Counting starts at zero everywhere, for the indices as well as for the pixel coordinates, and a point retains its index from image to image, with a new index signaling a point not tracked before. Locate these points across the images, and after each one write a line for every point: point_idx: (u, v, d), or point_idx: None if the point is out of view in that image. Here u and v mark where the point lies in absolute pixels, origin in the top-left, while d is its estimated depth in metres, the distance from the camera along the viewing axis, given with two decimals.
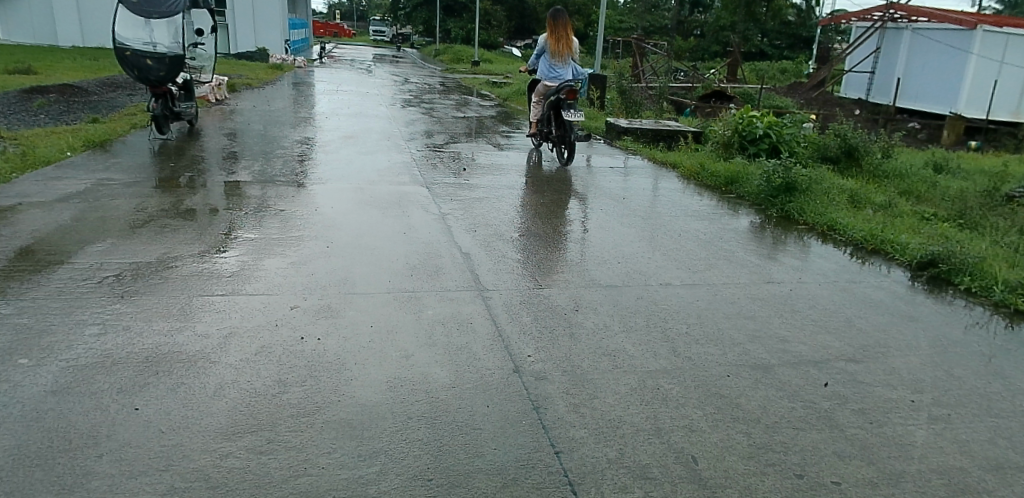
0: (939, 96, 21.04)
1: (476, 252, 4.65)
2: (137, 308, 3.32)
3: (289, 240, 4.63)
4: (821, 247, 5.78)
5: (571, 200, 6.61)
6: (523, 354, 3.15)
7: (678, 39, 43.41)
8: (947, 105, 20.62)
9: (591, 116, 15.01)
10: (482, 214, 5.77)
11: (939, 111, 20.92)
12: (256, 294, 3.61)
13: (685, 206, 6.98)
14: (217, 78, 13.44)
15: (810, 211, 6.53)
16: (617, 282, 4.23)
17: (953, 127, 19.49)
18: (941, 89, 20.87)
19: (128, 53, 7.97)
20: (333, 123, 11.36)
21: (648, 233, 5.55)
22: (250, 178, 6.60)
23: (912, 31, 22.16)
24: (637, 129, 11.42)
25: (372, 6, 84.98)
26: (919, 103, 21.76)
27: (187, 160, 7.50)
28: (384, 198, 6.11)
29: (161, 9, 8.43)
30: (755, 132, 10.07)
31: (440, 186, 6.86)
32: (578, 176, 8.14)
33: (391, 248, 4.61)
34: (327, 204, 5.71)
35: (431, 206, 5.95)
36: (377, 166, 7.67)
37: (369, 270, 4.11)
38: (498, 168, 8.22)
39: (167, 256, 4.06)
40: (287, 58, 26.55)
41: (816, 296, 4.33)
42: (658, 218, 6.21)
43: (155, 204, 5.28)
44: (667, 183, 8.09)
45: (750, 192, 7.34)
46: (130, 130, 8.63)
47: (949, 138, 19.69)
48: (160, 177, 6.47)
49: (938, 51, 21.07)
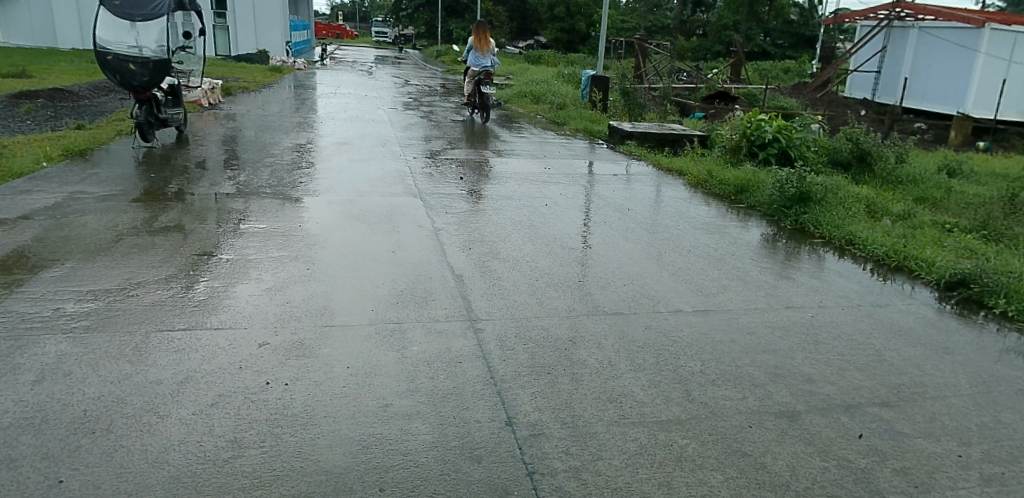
0: (946, 96, 20.65)
1: (468, 273, 4.28)
2: (82, 347, 2.94)
3: (267, 261, 4.26)
4: (838, 262, 5.42)
5: (572, 212, 6.25)
6: (517, 401, 2.77)
7: (680, 40, 43.04)
8: (955, 105, 20.23)
9: (594, 119, 14.66)
10: (478, 228, 5.41)
11: (946, 111, 20.53)
12: (221, 327, 3.23)
13: (694, 217, 6.61)
14: (210, 82, 13.12)
15: (825, 222, 6.17)
16: (622, 307, 3.86)
17: (960, 128, 18.87)
18: (949, 89, 20.47)
19: (109, 57, 7.59)
20: (329, 128, 11.03)
21: (655, 248, 5.19)
22: (234, 190, 6.25)
23: (919, 30, 21.76)
24: (641, 133, 11.06)
25: (374, 7, 84.72)
26: (926, 104, 21.37)
27: (171, 169, 7.15)
28: (374, 211, 5.75)
29: (144, 10, 8.05)
30: (764, 137, 9.70)
31: (434, 197, 6.50)
32: (579, 183, 7.79)
33: (378, 269, 4.24)
34: (313, 219, 5.34)
35: (425, 220, 5.59)
36: (369, 175, 7.32)
37: (351, 296, 3.74)
38: (497, 176, 7.87)
39: (127, 283, 3.69)
40: (286, 60, 26.20)
41: (840, 323, 3.95)
42: (665, 230, 5.85)
43: (127, 220, 4.94)
44: (673, 191, 7.73)
45: (761, 201, 6.98)
46: (114, 137, 8.30)
47: (956, 139, 19.13)
48: (139, 188, 6.13)
49: (945, 50, 20.67)
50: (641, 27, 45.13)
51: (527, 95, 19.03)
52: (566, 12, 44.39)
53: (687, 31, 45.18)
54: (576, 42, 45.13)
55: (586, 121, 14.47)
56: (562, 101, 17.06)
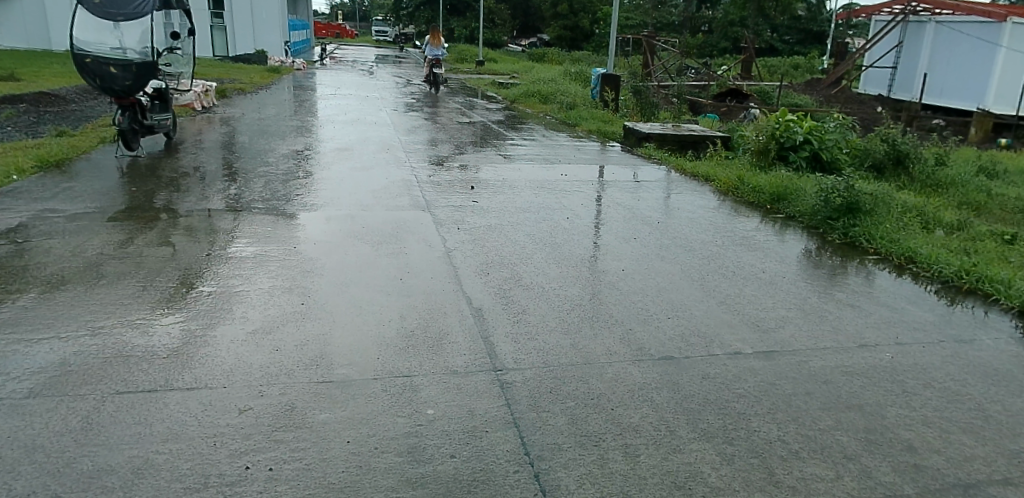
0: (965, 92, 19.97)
1: (489, 305, 3.73)
2: (18, 421, 2.37)
3: (260, 293, 3.70)
4: (897, 284, 4.83)
5: (595, 227, 5.68)
6: (562, 492, 2.18)
7: (686, 36, 42.32)
8: (974, 101, 19.56)
9: (605, 119, 14.11)
10: (495, 248, 4.84)
11: (964, 108, 19.84)
12: (195, 387, 2.65)
13: (729, 230, 6.03)
14: (204, 84, 12.62)
15: (879, 237, 5.60)
16: (672, 348, 3.28)
17: (980, 123, 18.35)
18: (968, 85, 19.80)
19: (88, 59, 7.07)
20: (332, 132, 10.50)
21: (694, 269, 4.61)
22: (223, 205, 5.71)
23: (936, 24, 21.12)
24: (660, 134, 10.45)
25: (375, 5, 83.98)
26: (944, 100, 20.67)
27: (157, 180, 6.62)
28: (379, 228, 5.19)
29: (126, 9, 7.50)
30: (795, 138, 9.11)
31: (444, 210, 5.94)
32: (599, 192, 7.22)
33: (386, 301, 3.70)
34: (313, 238, 4.79)
35: (435, 237, 5.03)
36: (373, 185, 6.76)
37: (356, 340, 3.17)
38: (510, 184, 7.30)
39: (91, 328, 3.12)
40: (285, 61, 25.67)
41: (925, 367, 3.35)
42: (701, 245, 5.27)
43: (98, 244, 4.39)
44: (703, 200, 7.15)
45: (802, 210, 6.42)
46: (96, 145, 7.79)
47: (977, 135, 18.54)
48: (120, 203, 5.60)
49: (964, 45, 20.00)
50: (646, 24, 44.33)
51: (534, 95, 18.44)
52: (570, 9, 43.69)
53: (692, 27, 44.44)
54: (580, 40, 44.41)
55: (598, 121, 13.92)
56: (572, 101, 16.49)
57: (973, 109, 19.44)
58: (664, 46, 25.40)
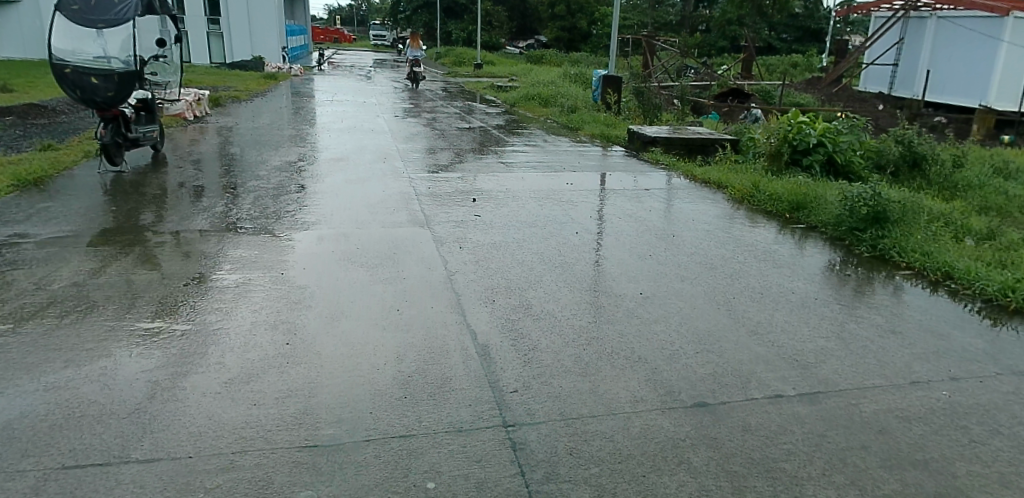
0: (967, 87, 19.59)
1: (496, 341, 3.36)
2: None
3: (240, 331, 3.33)
4: (937, 301, 4.46)
5: (606, 242, 5.31)
6: None
7: (684, 36, 41.95)
8: (976, 97, 19.18)
9: (608, 122, 13.78)
10: (500, 270, 4.47)
11: (966, 104, 19.46)
12: (157, 458, 2.28)
13: (747, 242, 5.65)
14: (195, 92, 12.27)
15: (910, 249, 5.23)
16: (705, 393, 2.93)
17: (983, 119, 18.18)
18: (971, 80, 19.42)
19: (68, 69, 6.65)
20: (327, 141, 10.14)
21: (718, 291, 4.24)
22: (208, 224, 5.35)
23: (938, 19, 20.77)
24: (667, 138, 10.08)
25: (371, 9, 83.56)
26: (947, 96, 20.32)
27: (140, 198, 6.25)
28: (373, 249, 4.81)
29: (108, 16, 7.14)
30: (808, 141, 8.73)
31: (444, 226, 5.57)
32: (608, 202, 6.86)
33: (381, 337, 3.33)
34: (302, 262, 4.42)
35: (435, 258, 4.65)
36: (368, 199, 6.39)
37: (345, 389, 2.80)
38: (514, 195, 6.92)
39: (44, 380, 2.74)
40: (281, 68, 25.30)
41: (988, 408, 2.98)
42: (722, 261, 4.90)
43: (68, 274, 4.02)
44: (717, 210, 6.77)
45: (825, 220, 6.06)
46: (78, 160, 7.42)
47: (981, 131, 18.32)
48: (98, 224, 5.24)
49: (967, 40, 19.64)
50: (644, 24, 43.91)
51: (534, 98, 18.07)
52: (566, 10, 43.46)
53: (690, 26, 44.07)
54: (577, 41, 44.07)
55: (601, 125, 13.57)
56: (573, 104, 16.16)
57: (976, 105, 19.07)
58: (664, 47, 25.04)
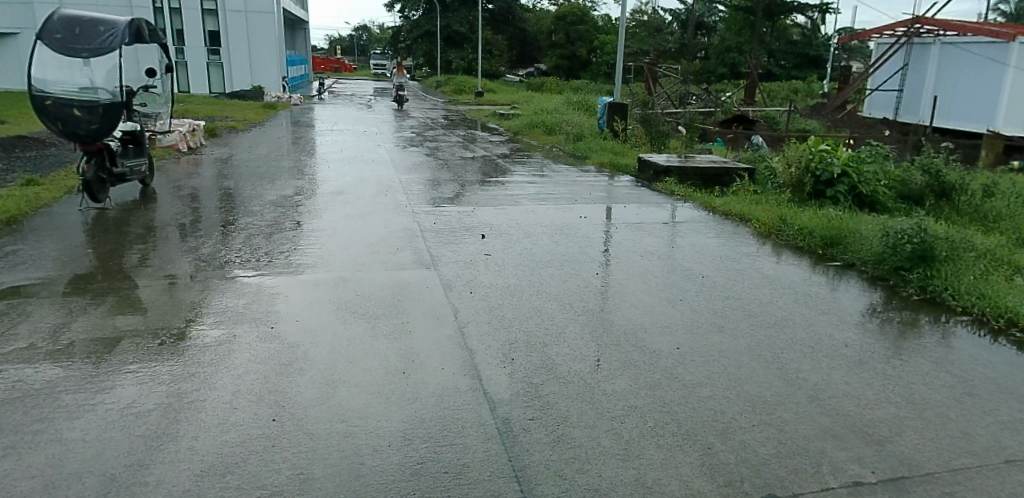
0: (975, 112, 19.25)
1: (518, 413, 2.88)
2: None
3: (219, 404, 2.85)
4: (1005, 352, 3.98)
5: (630, 284, 4.86)
6: None
7: (683, 64, 42.02)
8: (985, 122, 18.83)
9: (615, 150, 13.45)
10: (518, 320, 3.99)
11: (975, 129, 19.11)
12: None
13: (780, 282, 5.21)
14: (190, 123, 12.00)
15: (964, 292, 4.78)
16: (772, 482, 2.48)
17: (991, 145, 17.36)
18: (978, 105, 19.10)
19: (48, 101, 6.34)
20: (328, 173, 9.74)
21: (763, 345, 3.79)
22: (195, 268, 4.91)
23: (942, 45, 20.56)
24: (681, 168, 9.69)
25: (371, 39, 84.23)
26: (954, 122, 19.99)
27: (123, 238, 5.83)
28: (376, 296, 4.35)
29: (93, 44, 6.76)
30: (831, 171, 8.31)
31: (452, 267, 5.11)
32: (625, 238, 6.42)
33: (384, 410, 2.85)
34: (294, 313, 3.95)
35: (444, 307, 4.17)
36: (370, 237, 5.95)
37: (340, 483, 2.32)
38: (524, 230, 6.48)
39: None
40: (281, 97, 25.14)
41: None
42: (758, 306, 4.44)
43: (29, 331, 3.58)
44: (742, 245, 6.34)
45: (864, 258, 5.61)
46: (58, 197, 7.06)
47: (989, 158, 17.54)
48: (72, 270, 4.81)
49: (972, 64, 19.33)
50: (644, 52, 44.01)
51: (538, 125, 17.75)
52: (565, 38, 43.71)
53: (690, 53, 44.13)
54: (577, 69, 44.18)
55: (609, 153, 13.24)
56: (578, 131, 15.86)
57: (985, 130, 18.71)
58: (665, 73, 24.86)
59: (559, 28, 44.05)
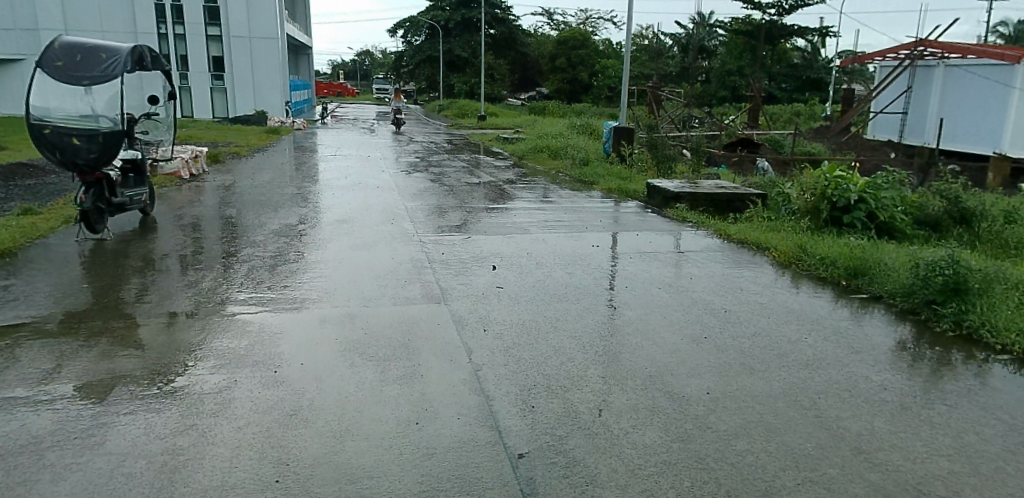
0: (979, 135, 19.11)
1: (542, 472, 2.64)
2: None
3: (218, 461, 2.62)
4: None
5: (650, 319, 4.64)
6: None
7: (685, 87, 42.15)
8: (990, 144, 18.67)
9: (622, 174, 13.30)
10: (536, 361, 3.76)
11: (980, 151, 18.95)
12: None
13: (806, 316, 4.98)
14: (193, 149, 11.90)
15: (1002, 327, 4.53)
16: None
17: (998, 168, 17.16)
18: (982, 128, 18.97)
19: (47, 129, 6.22)
20: (333, 200, 9.58)
21: (797, 389, 3.55)
22: (194, 304, 4.70)
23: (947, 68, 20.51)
24: (692, 195, 9.50)
25: (373, 63, 84.94)
26: (960, 144, 19.85)
27: (120, 271, 5.64)
28: (385, 335, 4.12)
29: (94, 72, 6.65)
30: (848, 197, 8.11)
31: (463, 301, 4.89)
32: (640, 269, 6.21)
33: (396, 469, 2.61)
34: (299, 356, 3.72)
35: (457, 347, 3.94)
36: (377, 269, 5.75)
37: None
38: (535, 261, 6.28)
39: None
40: (285, 121, 25.14)
41: None
42: (787, 345, 4.21)
43: (16, 378, 3.37)
44: (762, 275, 6.12)
45: (892, 290, 5.39)
46: (54, 229, 6.96)
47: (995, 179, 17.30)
48: (66, 307, 4.61)
49: (977, 87, 19.23)
50: (646, 75, 44.17)
51: (542, 150, 17.64)
52: (567, 62, 43.94)
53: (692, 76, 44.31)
54: (579, 92, 44.41)
55: (616, 178, 13.08)
56: (583, 156, 15.73)
57: (990, 152, 18.55)
58: (669, 97, 24.83)
59: (561, 53, 44.31)
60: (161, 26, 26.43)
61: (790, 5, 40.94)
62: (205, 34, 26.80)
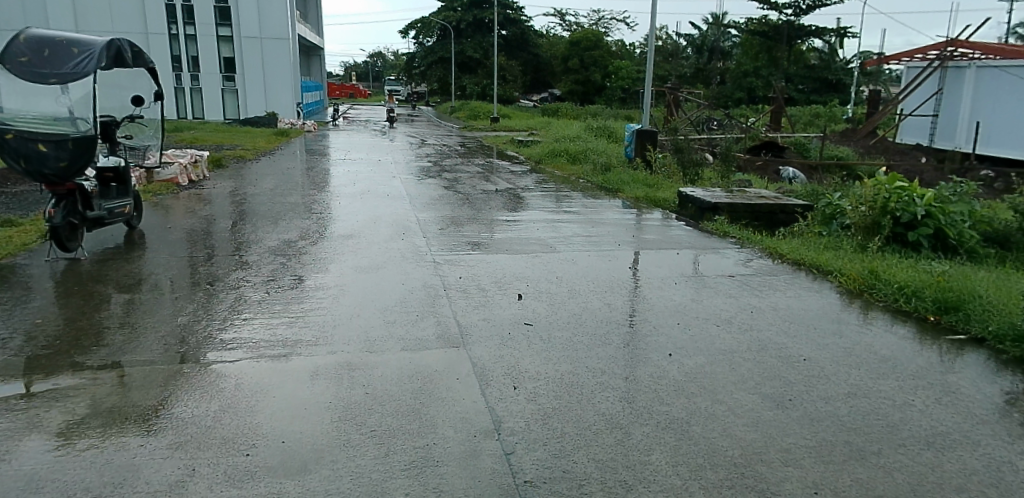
0: (1014, 139, 18.01)
1: None
2: None
3: None
4: None
5: (720, 370, 3.79)
6: None
7: (699, 89, 41.05)
8: None
9: (649, 181, 12.40)
10: (583, 441, 2.92)
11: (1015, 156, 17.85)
12: None
13: (900, 365, 4.07)
14: (192, 154, 11.15)
15: None
16: None
17: None
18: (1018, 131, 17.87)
19: (9, 135, 5.40)
20: (339, 211, 8.77)
21: (927, 486, 2.69)
22: (162, 349, 3.89)
23: (979, 69, 19.45)
24: (731, 205, 8.60)
25: (386, 65, 84.19)
26: (993, 149, 18.76)
27: (89, 299, 4.88)
28: (391, 396, 3.29)
29: (64, 68, 5.81)
30: (913, 210, 7.19)
31: (487, 345, 4.06)
32: (690, 299, 5.32)
33: None
34: (282, 430, 2.92)
35: (482, 415, 3.13)
36: (384, 299, 4.93)
37: None
38: (568, 288, 5.43)
39: None
40: (294, 123, 24.44)
41: None
42: (896, 413, 3.34)
43: None
44: (833, 307, 5.22)
45: (998, 331, 4.46)
46: (25, 244, 6.21)
47: None
48: (14, 350, 3.84)
49: (1012, 88, 18.15)
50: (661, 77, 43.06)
51: (561, 154, 16.70)
52: (580, 63, 42.95)
53: (706, 78, 43.17)
54: (592, 94, 43.40)
55: (643, 185, 12.19)
56: (606, 161, 14.76)
57: None
58: (688, 99, 23.84)
59: (574, 53, 43.31)
60: (173, 27, 25.82)
61: (808, 4, 39.69)
62: (217, 35, 26.21)
